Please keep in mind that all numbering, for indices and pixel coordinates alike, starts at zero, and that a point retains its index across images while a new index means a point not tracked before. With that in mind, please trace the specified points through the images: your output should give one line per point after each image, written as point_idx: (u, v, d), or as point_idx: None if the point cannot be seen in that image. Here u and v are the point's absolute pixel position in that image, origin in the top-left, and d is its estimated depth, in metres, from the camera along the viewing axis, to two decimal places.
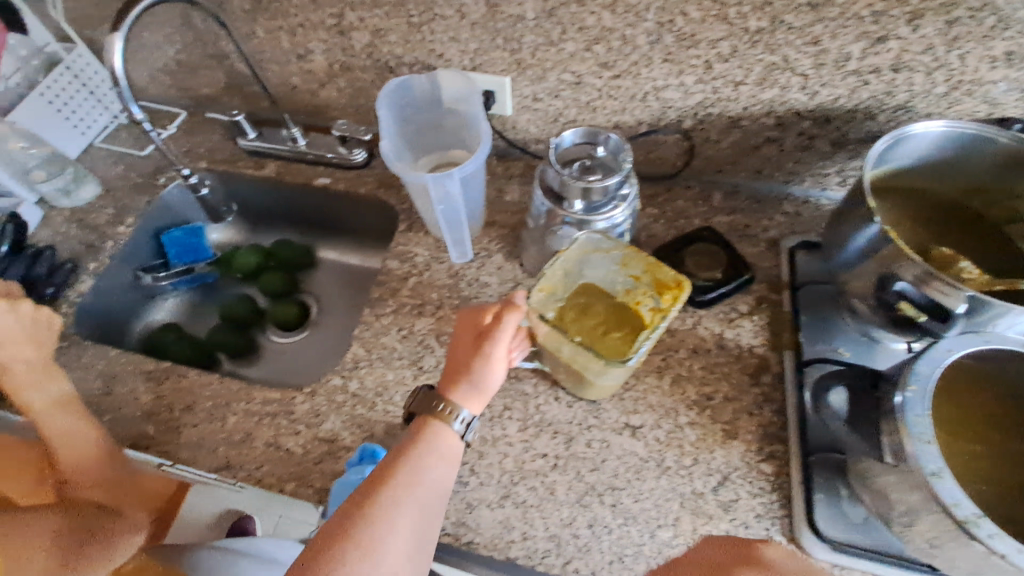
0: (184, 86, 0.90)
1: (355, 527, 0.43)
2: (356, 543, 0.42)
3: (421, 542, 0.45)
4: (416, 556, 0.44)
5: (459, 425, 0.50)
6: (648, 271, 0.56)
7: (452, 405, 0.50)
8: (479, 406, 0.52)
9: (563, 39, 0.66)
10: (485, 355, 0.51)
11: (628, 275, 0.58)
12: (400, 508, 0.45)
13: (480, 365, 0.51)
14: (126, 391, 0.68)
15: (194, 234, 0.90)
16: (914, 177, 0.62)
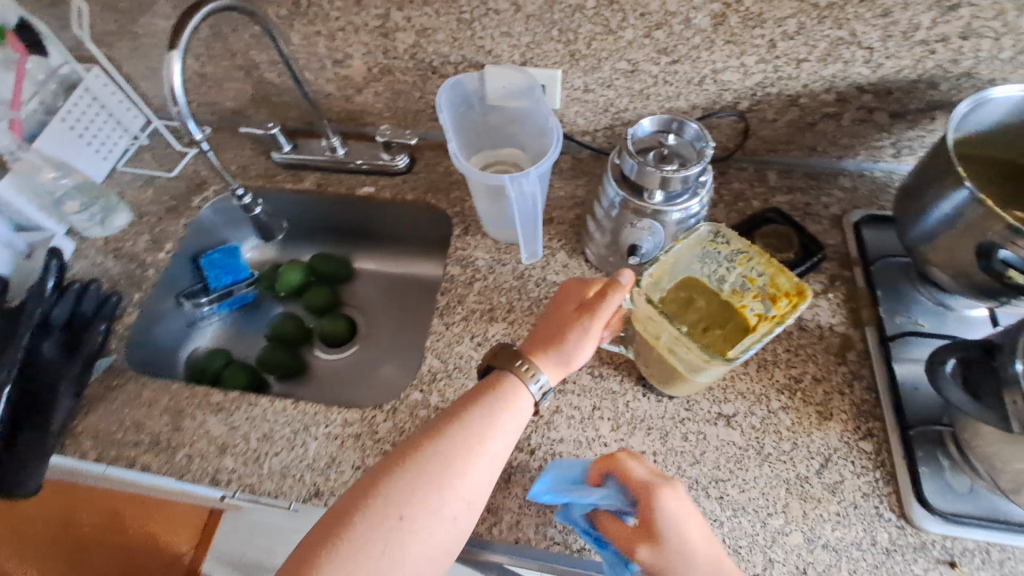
0: (212, 100, 0.88)
1: (428, 459, 0.48)
2: (426, 473, 0.48)
3: (484, 481, 0.50)
4: (477, 494, 0.49)
5: (535, 385, 0.53)
6: (763, 275, 0.54)
7: (532, 364, 0.54)
8: (557, 372, 0.55)
9: (623, 26, 0.65)
10: (581, 326, 0.54)
11: (741, 275, 0.56)
12: (468, 449, 0.50)
13: (573, 336, 0.54)
14: (197, 424, 0.65)
15: (232, 254, 0.87)
16: (985, 144, 0.63)
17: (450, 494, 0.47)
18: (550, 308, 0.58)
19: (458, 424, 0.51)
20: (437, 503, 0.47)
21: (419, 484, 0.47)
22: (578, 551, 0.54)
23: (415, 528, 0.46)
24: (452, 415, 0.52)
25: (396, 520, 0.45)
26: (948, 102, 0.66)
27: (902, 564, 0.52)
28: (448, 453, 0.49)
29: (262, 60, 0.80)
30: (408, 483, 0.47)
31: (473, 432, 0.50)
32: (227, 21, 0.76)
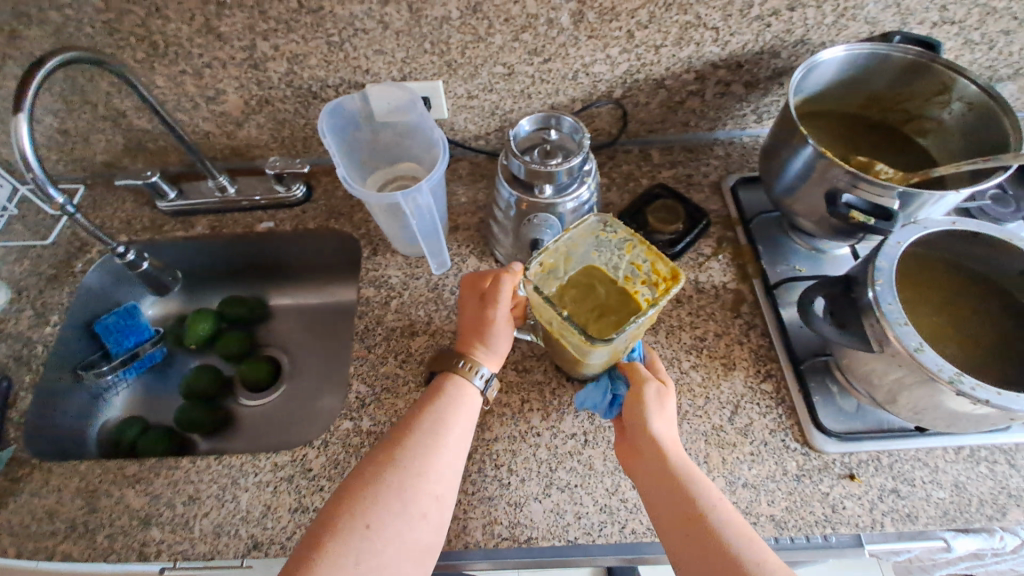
0: (80, 155, 0.82)
1: (387, 467, 0.49)
2: (387, 479, 0.49)
3: (449, 476, 0.51)
4: (445, 490, 0.51)
5: (481, 379, 0.57)
6: (648, 261, 0.57)
7: (472, 362, 0.57)
8: (495, 361, 0.59)
9: (491, 32, 0.67)
10: (492, 317, 0.58)
11: (630, 262, 0.59)
12: (426, 449, 0.51)
13: (490, 327, 0.58)
14: (114, 502, 0.61)
15: (130, 314, 0.83)
16: (824, 99, 0.71)
17: (416, 493, 0.49)
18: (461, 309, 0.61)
19: (413, 429, 0.53)
20: (406, 505, 0.48)
21: (383, 491, 0.48)
22: (526, 541, 0.56)
23: (386, 534, 0.46)
24: (406, 424, 0.53)
25: (364, 530, 0.46)
26: (790, 67, 0.73)
27: (811, 485, 0.58)
28: (406, 457, 0.50)
29: (127, 107, 0.76)
30: (371, 494, 0.48)
31: (428, 434, 0.52)
32: (78, 72, 0.71)
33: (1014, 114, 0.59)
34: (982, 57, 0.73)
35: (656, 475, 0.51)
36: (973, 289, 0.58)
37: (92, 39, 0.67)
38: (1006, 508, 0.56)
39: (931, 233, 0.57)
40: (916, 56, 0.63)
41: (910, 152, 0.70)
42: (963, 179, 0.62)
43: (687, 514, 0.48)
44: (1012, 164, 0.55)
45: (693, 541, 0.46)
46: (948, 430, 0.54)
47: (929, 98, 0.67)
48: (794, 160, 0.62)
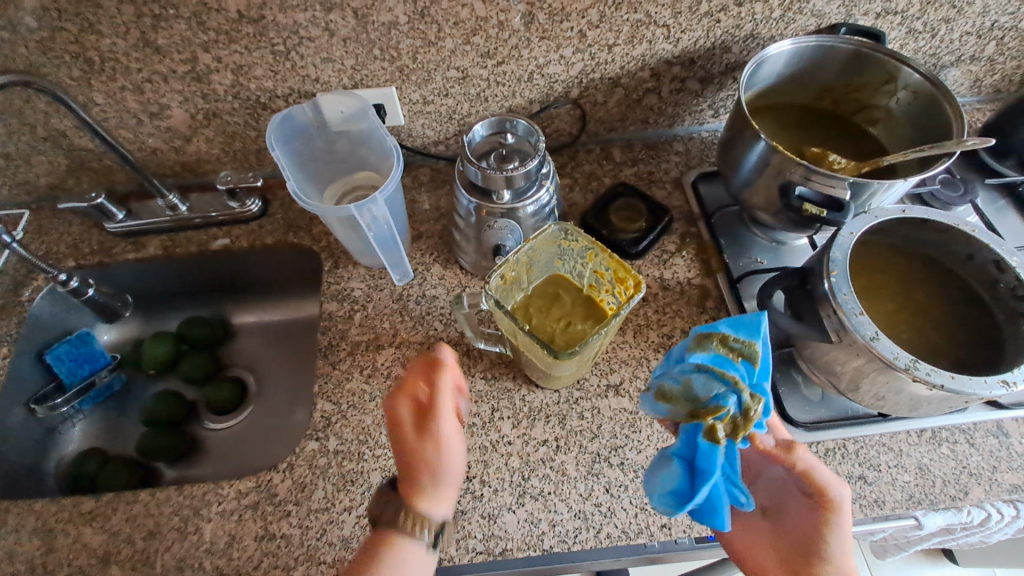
0: (19, 179, 0.78)
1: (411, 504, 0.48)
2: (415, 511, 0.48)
3: None
4: None
5: (425, 537, 0.47)
6: (609, 268, 0.56)
7: (415, 514, 0.48)
8: (446, 505, 0.50)
9: (441, 36, 0.66)
10: (433, 436, 0.50)
11: (594, 270, 0.58)
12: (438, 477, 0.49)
13: (433, 451, 0.49)
14: (68, 542, 0.58)
15: (83, 342, 0.78)
16: (775, 93, 0.71)
17: (439, 505, 0.49)
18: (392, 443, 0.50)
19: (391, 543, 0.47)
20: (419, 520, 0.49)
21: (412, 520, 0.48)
22: (501, 553, 0.55)
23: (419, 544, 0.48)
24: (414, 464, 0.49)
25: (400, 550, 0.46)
26: (742, 61, 0.74)
27: None
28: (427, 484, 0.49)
29: (67, 126, 0.72)
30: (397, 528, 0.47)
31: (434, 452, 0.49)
32: (11, 92, 0.67)
33: (956, 101, 0.60)
34: (926, 45, 0.75)
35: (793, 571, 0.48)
36: (926, 273, 0.59)
37: (25, 58, 0.64)
38: (968, 486, 0.58)
39: (884, 221, 0.57)
40: (861, 47, 0.64)
41: (861, 141, 0.71)
42: (911, 166, 0.64)
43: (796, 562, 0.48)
44: (956, 149, 0.56)
45: None
46: (909, 414, 0.55)
47: (876, 87, 0.68)
48: (748, 154, 0.62)
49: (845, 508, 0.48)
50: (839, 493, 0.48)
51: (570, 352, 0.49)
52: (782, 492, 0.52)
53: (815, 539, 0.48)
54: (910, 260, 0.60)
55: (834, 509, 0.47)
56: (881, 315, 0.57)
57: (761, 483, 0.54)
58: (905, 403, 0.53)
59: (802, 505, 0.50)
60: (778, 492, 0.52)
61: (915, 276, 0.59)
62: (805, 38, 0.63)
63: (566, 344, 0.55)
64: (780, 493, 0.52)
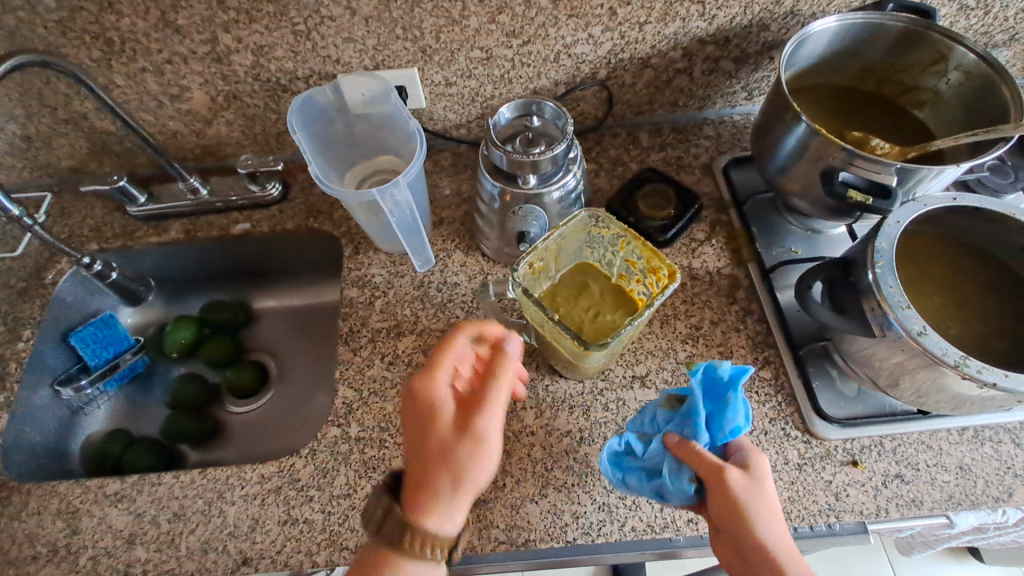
0: (43, 162, 0.79)
1: (429, 465, 0.44)
2: (439, 484, 0.43)
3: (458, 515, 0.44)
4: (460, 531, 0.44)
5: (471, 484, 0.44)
6: (642, 257, 0.55)
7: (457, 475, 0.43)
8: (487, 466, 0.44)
9: (465, 14, 0.63)
10: (478, 432, 0.44)
11: (624, 259, 0.57)
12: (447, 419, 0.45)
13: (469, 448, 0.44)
14: (95, 522, 0.58)
15: (107, 324, 0.79)
16: (815, 74, 0.68)
17: (483, 448, 0.44)
18: (416, 433, 0.46)
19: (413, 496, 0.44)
20: (495, 429, 0.45)
21: (428, 499, 0.43)
22: (523, 544, 0.54)
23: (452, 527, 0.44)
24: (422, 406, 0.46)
25: (414, 553, 0.42)
26: (779, 40, 0.70)
27: (813, 474, 0.56)
28: (444, 427, 0.45)
29: (88, 109, 0.72)
30: (411, 517, 0.43)
31: (489, 419, 0.45)
32: (33, 73, 0.67)
33: (1015, 81, 0.57)
34: (978, 22, 0.70)
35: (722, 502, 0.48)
36: (974, 265, 0.56)
37: (46, 40, 0.63)
38: (1012, 488, 0.55)
39: (932, 210, 0.54)
40: (911, 24, 0.60)
41: (905, 125, 0.68)
42: (961, 152, 0.60)
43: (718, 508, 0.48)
44: (1013, 134, 0.53)
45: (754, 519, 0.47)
46: (952, 413, 0.52)
47: (925, 67, 0.64)
48: (786, 138, 0.59)
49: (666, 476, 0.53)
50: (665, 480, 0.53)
51: (600, 343, 0.47)
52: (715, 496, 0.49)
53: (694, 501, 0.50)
54: (959, 251, 0.57)
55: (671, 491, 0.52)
56: (926, 309, 0.55)
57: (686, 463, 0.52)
58: (951, 400, 0.50)
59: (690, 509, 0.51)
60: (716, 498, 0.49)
61: (964, 268, 0.56)
62: (851, 15, 0.59)
63: (594, 334, 0.53)
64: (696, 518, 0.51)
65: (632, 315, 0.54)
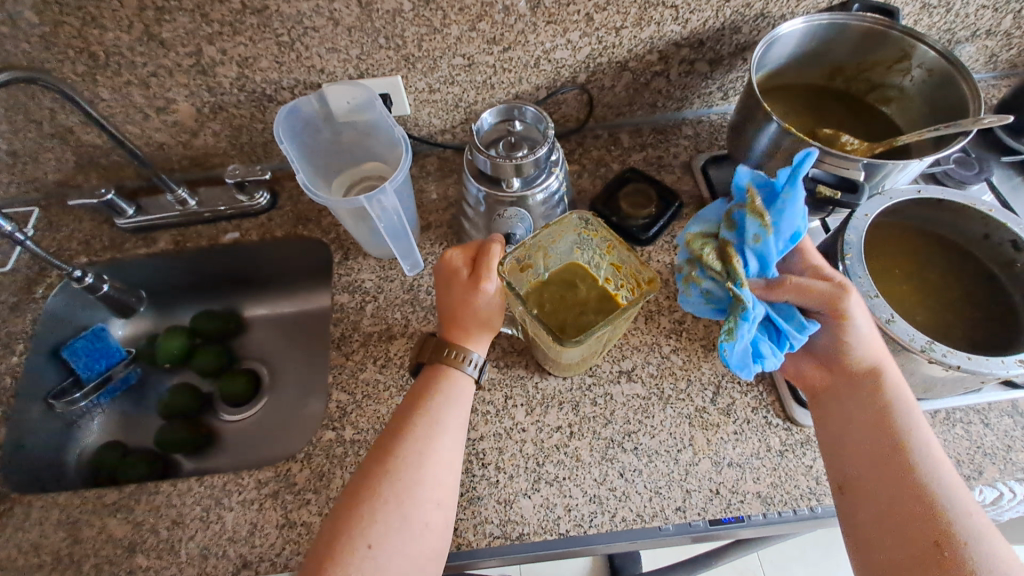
0: (30, 176, 0.79)
1: (456, 311, 0.56)
2: (465, 326, 0.56)
3: (448, 479, 0.50)
4: (446, 494, 0.50)
5: (471, 366, 0.56)
6: (627, 262, 0.55)
7: (459, 349, 0.56)
8: (483, 346, 0.57)
9: (446, 23, 0.65)
10: (480, 315, 0.56)
11: (610, 263, 0.58)
12: (432, 414, 0.52)
13: (473, 317, 0.56)
14: (95, 531, 0.59)
15: (98, 337, 0.79)
16: (786, 73, 0.71)
17: (485, 325, 0.57)
18: (443, 293, 0.57)
19: (403, 440, 0.50)
20: (496, 315, 0.57)
21: (459, 334, 0.56)
22: (518, 538, 0.56)
23: (474, 367, 0.56)
24: (415, 399, 0.54)
25: (449, 357, 0.55)
26: (752, 42, 0.73)
27: (794, 460, 0.59)
28: (459, 301, 0.56)
29: (73, 123, 0.72)
30: (449, 337, 0.57)
31: (486, 311, 0.56)
32: (17, 89, 0.67)
33: (974, 77, 0.59)
34: (940, 20, 0.73)
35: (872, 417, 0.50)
36: (941, 255, 0.59)
37: (29, 55, 0.64)
38: (981, 466, 0.58)
39: (900, 202, 0.57)
40: (876, 24, 0.63)
41: (874, 121, 0.70)
42: (925, 146, 0.63)
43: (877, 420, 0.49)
44: (972, 128, 0.56)
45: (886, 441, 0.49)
46: (923, 395, 0.55)
47: (890, 65, 0.67)
48: (759, 137, 0.62)
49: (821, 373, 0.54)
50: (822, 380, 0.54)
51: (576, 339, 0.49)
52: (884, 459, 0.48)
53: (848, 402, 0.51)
54: (926, 242, 0.59)
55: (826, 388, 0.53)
56: (897, 299, 0.57)
57: (851, 402, 0.51)
58: (924, 383, 0.53)
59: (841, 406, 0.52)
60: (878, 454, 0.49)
61: (931, 258, 0.59)
62: (818, 17, 0.62)
63: (576, 332, 0.54)
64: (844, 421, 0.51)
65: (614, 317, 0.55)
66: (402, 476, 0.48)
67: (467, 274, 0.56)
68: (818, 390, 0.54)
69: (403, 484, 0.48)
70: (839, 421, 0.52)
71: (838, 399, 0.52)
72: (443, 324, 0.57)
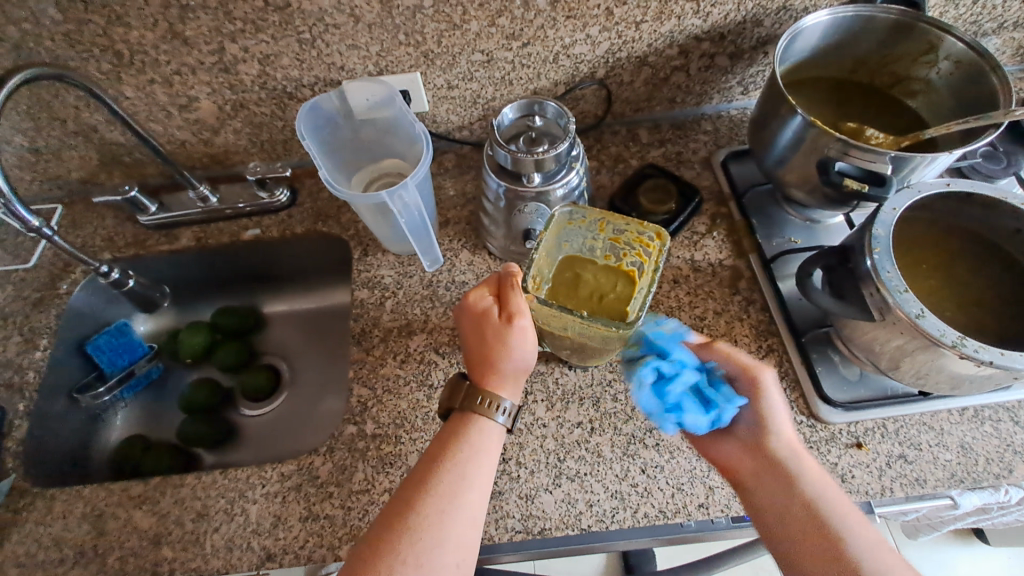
0: (56, 175, 0.80)
1: (488, 351, 0.54)
2: (498, 366, 0.54)
3: (468, 539, 0.48)
4: (465, 556, 0.47)
5: (502, 414, 0.53)
6: (625, 231, 0.59)
7: (491, 397, 0.53)
8: (517, 388, 0.55)
9: (466, 19, 0.65)
10: (513, 355, 0.54)
11: (608, 241, 0.60)
12: (456, 472, 0.49)
13: (507, 358, 0.54)
14: (121, 523, 0.60)
15: (121, 332, 0.81)
16: (808, 67, 0.70)
17: (519, 366, 0.54)
18: (470, 337, 0.56)
19: (424, 500, 0.48)
20: (527, 355, 0.55)
21: (491, 378, 0.54)
22: (540, 533, 0.56)
23: (504, 415, 0.53)
24: (437, 454, 0.51)
25: (482, 407, 0.52)
26: (773, 35, 0.72)
27: (819, 457, 0.58)
28: (490, 344, 0.54)
29: (98, 121, 0.73)
30: (482, 382, 0.54)
31: (517, 352, 0.54)
32: (43, 88, 0.68)
33: (1004, 68, 0.58)
34: (967, 12, 0.72)
35: (777, 478, 0.51)
36: (970, 250, 0.58)
37: (54, 53, 0.65)
38: (1012, 464, 0.57)
39: (928, 195, 0.56)
40: (903, 16, 0.62)
41: (899, 114, 0.70)
42: (953, 139, 0.62)
43: (790, 488, 0.50)
44: (1002, 120, 0.54)
45: (804, 514, 0.49)
46: (952, 392, 0.54)
47: (915, 58, 0.66)
48: (782, 131, 0.61)
49: (749, 451, 0.54)
50: (738, 470, 0.54)
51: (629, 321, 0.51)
52: (785, 501, 0.50)
53: (766, 480, 0.52)
54: (955, 237, 0.59)
55: (736, 476, 0.53)
56: (926, 295, 0.56)
57: (771, 482, 0.51)
58: (953, 381, 0.52)
59: (771, 476, 0.51)
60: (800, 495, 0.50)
61: (960, 253, 0.58)
62: (843, 9, 0.61)
63: (612, 314, 0.54)
64: (777, 495, 0.51)
65: (633, 285, 0.56)
66: (420, 547, 0.46)
67: (490, 315, 0.54)
68: (734, 480, 0.54)
69: (421, 550, 0.45)
70: (764, 500, 0.51)
71: (759, 483, 0.52)
72: (474, 371, 0.55)
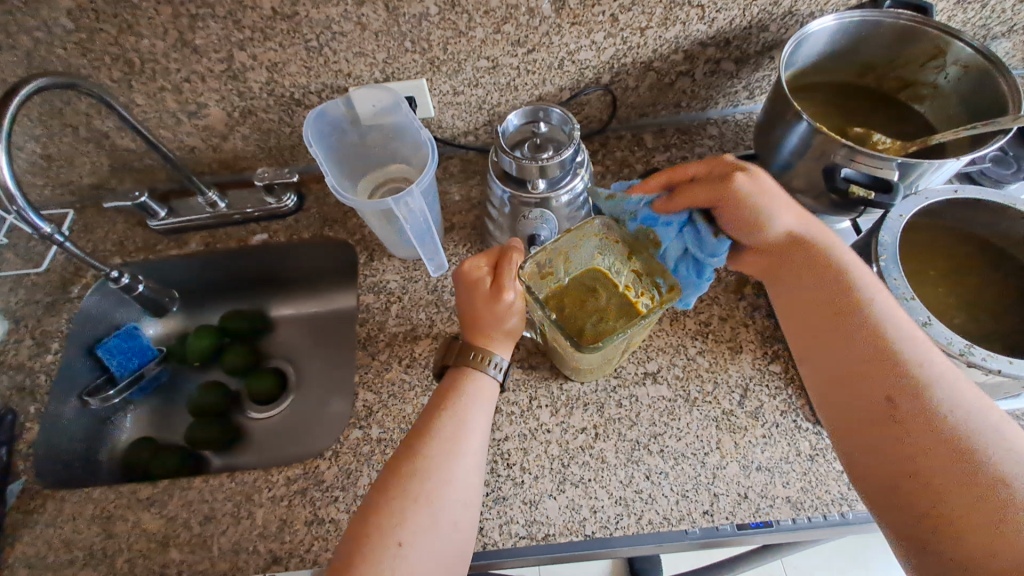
0: (68, 181, 0.82)
1: (478, 316, 0.56)
2: (488, 329, 0.56)
3: (473, 479, 0.51)
4: (471, 495, 0.50)
5: (494, 369, 0.56)
6: (649, 269, 0.55)
7: (483, 352, 0.56)
8: (507, 349, 0.57)
9: (471, 26, 0.65)
10: (503, 319, 0.56)
11: (632, 270, 0.57)
12: (458, 415, 0.53)
13: (496, 321, 0.56)
14: (129, 525, 0.61)
15: (132, 336, 0.81)
16: (815, 72, 0.70)
17: (508, 328, 0.56)
18: (463, 299, 0.58)
19: (430, 440, 0.51)
20: (516, 320, 0.57)
21: (482, 339, 0.56)
22: (544, 538, 0.56)
23: (497, 371, 0.56)
24: (440, 400, 0.54)
25: (474, 361, 0.55)
26: (779, 40, 0.72)
27: (825, 465, 0.58)
28: (481, 307, 0.56)
29: (109, 127, 0.75)
30: (473, 341, 0.56)
31: (506, 317, 0.56)
32: (54, 95, 0.69)
33: (1013, 73, 0.58)
34: (975, 15, 0.71)
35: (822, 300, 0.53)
36: (979, 257, 0.58)
37: (65, 61, 0.66)
38: None
39: (936, 202, 0.56)
40: (910, 21, 0.62)
41: (907, 119, 0.69)
42: (962, 145, 0.61)
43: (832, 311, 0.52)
44: (1011, 126, 0.54)
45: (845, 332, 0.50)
46: None
47: (923, 63, 0.66)
48: (788, 137, 0.61)
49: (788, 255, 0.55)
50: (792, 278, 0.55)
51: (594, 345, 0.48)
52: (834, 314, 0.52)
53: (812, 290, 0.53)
54: (963, 243, 0.58)
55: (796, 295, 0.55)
56: (934, 303, 0.56)
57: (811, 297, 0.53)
58: None
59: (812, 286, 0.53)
60: (909, 409, 0.44)
61: (968, 259, 0.58)
62: (850, 14, 0.61)
63: (593, 336, 0.53)
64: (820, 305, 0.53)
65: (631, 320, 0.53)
66: (430, 479, 0.48)
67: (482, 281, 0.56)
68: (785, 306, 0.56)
69: (432, 485, 0.48)
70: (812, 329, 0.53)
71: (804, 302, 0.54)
72: (465, 330, 0.58)
